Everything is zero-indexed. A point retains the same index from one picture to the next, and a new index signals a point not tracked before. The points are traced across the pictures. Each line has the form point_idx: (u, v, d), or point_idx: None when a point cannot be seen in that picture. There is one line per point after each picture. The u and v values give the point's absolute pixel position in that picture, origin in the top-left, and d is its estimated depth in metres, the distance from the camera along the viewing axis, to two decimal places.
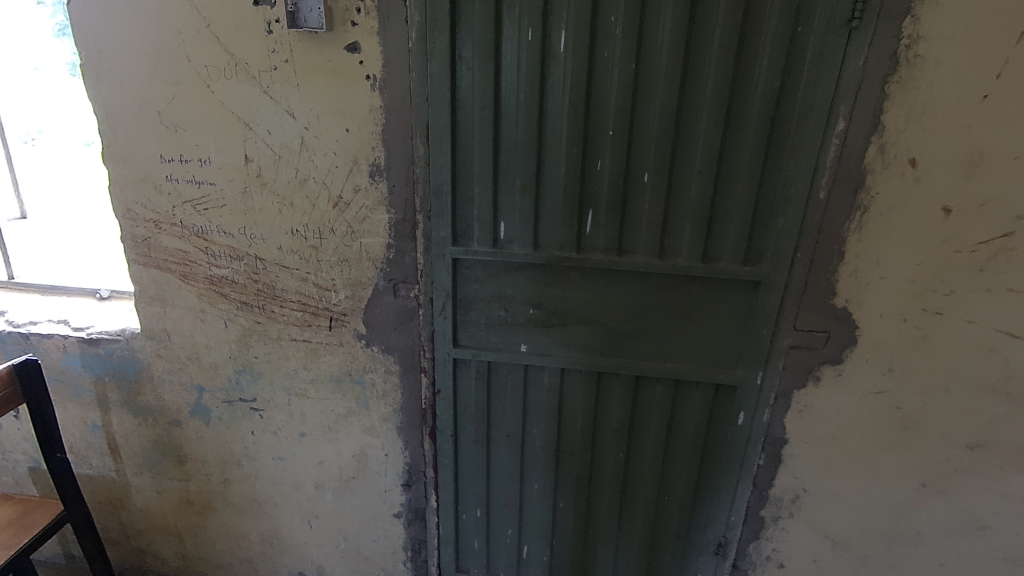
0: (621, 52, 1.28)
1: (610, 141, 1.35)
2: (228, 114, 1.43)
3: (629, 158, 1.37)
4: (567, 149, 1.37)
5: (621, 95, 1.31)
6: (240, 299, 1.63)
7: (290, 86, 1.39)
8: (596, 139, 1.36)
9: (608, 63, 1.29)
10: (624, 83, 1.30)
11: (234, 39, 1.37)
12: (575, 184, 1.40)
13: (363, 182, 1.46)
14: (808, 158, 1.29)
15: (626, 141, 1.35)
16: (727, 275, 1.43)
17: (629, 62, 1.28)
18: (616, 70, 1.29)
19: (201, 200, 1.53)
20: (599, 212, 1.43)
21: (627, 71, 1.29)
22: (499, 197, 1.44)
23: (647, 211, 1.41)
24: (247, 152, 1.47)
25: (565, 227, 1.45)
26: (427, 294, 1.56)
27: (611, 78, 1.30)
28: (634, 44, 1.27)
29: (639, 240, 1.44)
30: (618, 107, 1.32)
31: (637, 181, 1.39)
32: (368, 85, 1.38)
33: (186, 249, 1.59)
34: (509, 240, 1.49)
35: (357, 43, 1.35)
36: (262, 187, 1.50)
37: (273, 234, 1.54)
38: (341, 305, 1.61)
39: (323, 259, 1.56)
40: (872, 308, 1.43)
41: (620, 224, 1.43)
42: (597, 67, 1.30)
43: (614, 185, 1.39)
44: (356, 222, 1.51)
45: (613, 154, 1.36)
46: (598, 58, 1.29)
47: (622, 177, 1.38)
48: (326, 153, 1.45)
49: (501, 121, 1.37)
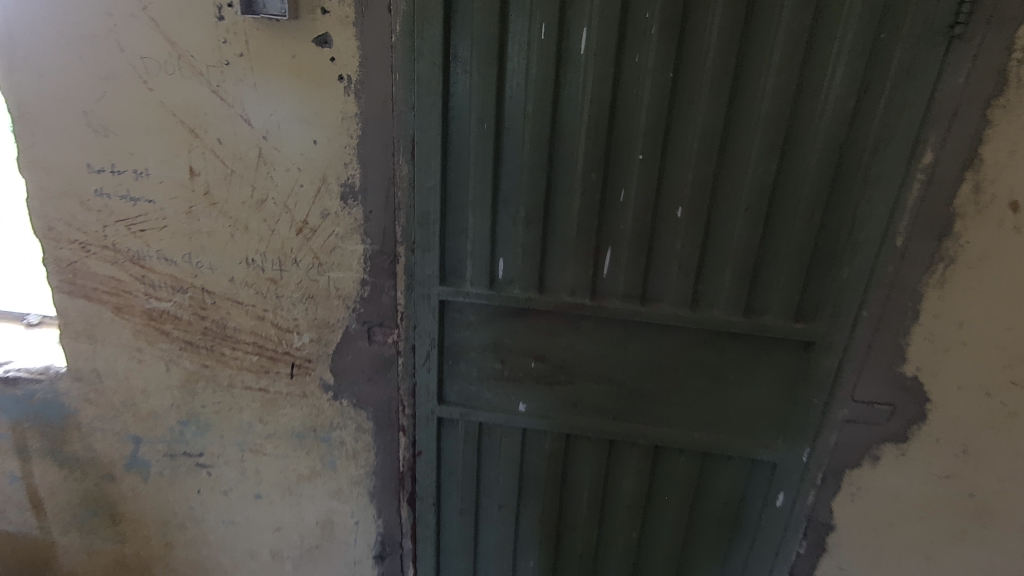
0: (656, 57, 1.02)
1: (638, 167, 1.10)
2: (170, 116, 1.17)
3: (660, 188, 1.11)
4: (584, 175, 1.11)
5: (653, 110, 1.06)
6: (185, 338, 1.36)
7: (245, 85, 1.13)
8: (619, 164, 1.10)
9: (639, 71, 1.04)
10: (658, 96, 1.04)
11: (176, 25, 1.10)
12: (591, 216, 1.14)
13: (333, 206, 1.20)
14: (885, 195, 1.04)
15: (657, 166, 1.09)
16: (773, 332, 1.17)
17: (665, 71, 1.03)
18: (649, 80, 1.04)
19: (137, 220, 1.26)
20: (619, 250, 1.17)
21: (663, 83, 1.04)
22: (499, 228, 1.18)
23: (680, 252, 1.15)
24: (193, 164, 1.20)
25: (578, 268, 1.19)
26: (409, 340, 1.30)
27: (642, 90, 1.05)
28: (673, 47, 1.01)
29: (667, 287, 1.19)
30: (648, 125, 1.06)
31: (668, 215, 1.13)
32: (340, 88, 1.11)
33: (119, 277, 1.32)
34: (508, 280, 1.23)
35: (327, 35, 1.08)
36: (211, 207, 1.23)
37: (224, 264, 1.28)
38: (305, 349, 1.34)
39: (283, 295, 1.29)
40: (949, 378, 1.17)
41: (646, 266, 1.17)
42: (625, 75, 1.05)
43: (640, 219, 1.13)
44: (324, 252, 1.24)
45: (641, 183, 1.11)
46: (626, 64, 1.04)
47: (650, 210, 1.12)
48: (288, 168, 1.18)
49: (503, 137, 1.11)
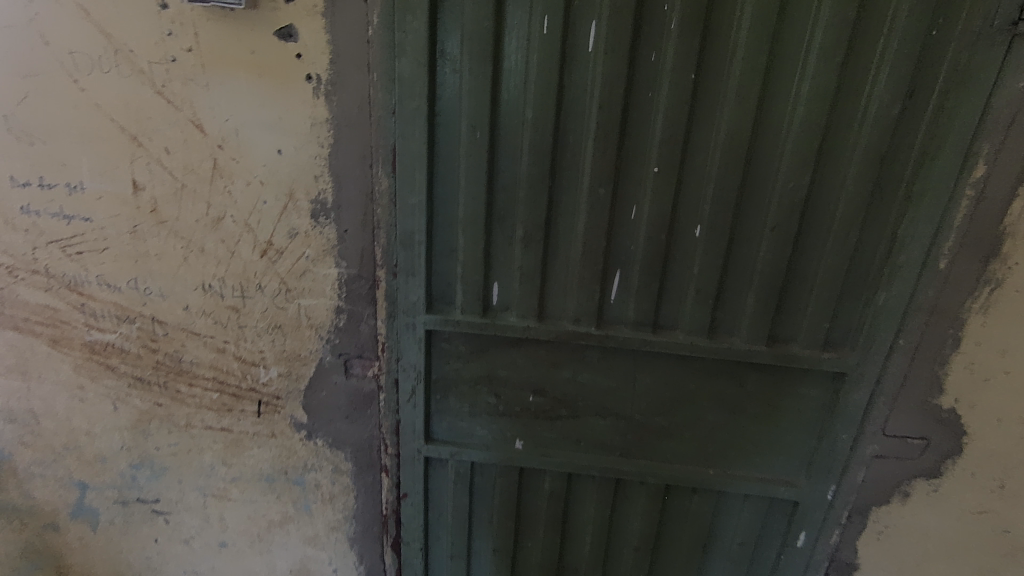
0: (676, 56, 0.89)
1: (652, 181, 0.96)
2: (107, 121, 1.00)
3: (677, 204, 0.98)
4: (591, 189, 0.97)
5: (671, 117, 0.92)
6: (134, 374, 1.19)
7: (195, 86, 0.96)
8: (631, 177, 0.97)
9: (656, 71, 0.90)
10: (676, 100, 0.91)
11: (109, 14, 0.93)
12: (598, 236, 1.01)
13: (302, 224, 1.04)
14: (931, 213, 0.93)
15: (674, 180, 0.96)
16: (800, 364, 1.05)
17: (685, 72, 0.89)
18: (667, 82, 0.90)
19: (72, 241, 1.08)
20: (630, 273, 1.04)
21: (683, 85, 0.90)
22: (493, 249, 1.04)
23: (698, 276, 1.02)
24: (136, 177, 1.03)
25: (583, 293, 1.05)
26: (391, 374, 1.15)
27: (659, 93, 0.91)
28: (696, 44, 0.88)
29: (683, 314, 1.06)
30: (665, 134, 0.93)
31: (685, 234, 1.00)
32: (308, 89, 0.95)
33: (54, 305, 1.14)
34: (504, 306, 1.09)
35: (292, 27, 0.92)
36: (160, 226, 1.06)
37: (177, 291, 1.11)
38: (273, 385, 1.18)
39: (246, 325, 1.13)
40: (990, 411, 1.06)
41: (659, 291, 1.04)
42: (639, 76, 0.91)
43: (653, 239, 1.00)
44: (293, 277, 1.09)
45: (655, 199, 0.97)
46: (641, 63, 0.90)
47: (665, 230, 0.99)
48: (248, 182, 1.02)
49: (498, 146, 0.97)
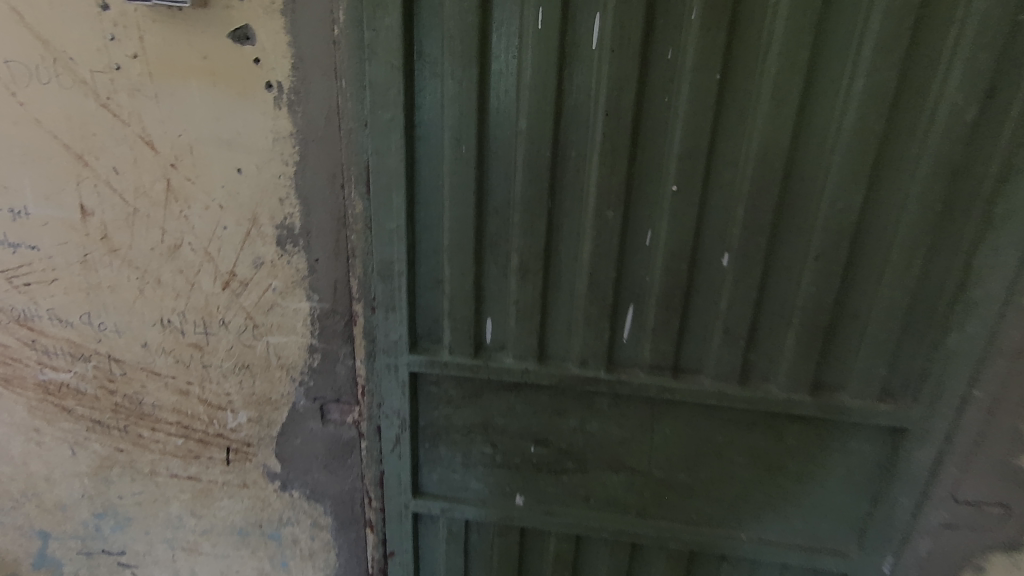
0: (697, 52, 0.74)
1: (670, 202, 0.81)
2: (49, 139, 0.89)
3: (700, 229, 0.82)
4: (597, 211, 0.82)
5: (693, 125, 0.77)
6: (92, 416, 1.07)
7: (143, 97, 0.84)
8: (644, 197, 0.82)
9: (673, 71, 0.75)
10: (699, 106, 0.76)
11: (46, 18, 0.82)
12: (607, 266, 0.85)
13: (268, 253, 0.91)
14: (1016, 239, 0.75)
15: (697, 200, 0.80)
16: (851, 416, 0.88)
17: (709, 71, 0.74)
18: (687, 83, 0.75)
19: (19, 272, 0.97)
20: (646, 309, 0.88)
21: (706, 87, 0.75)
22: (485, 281, 0.90)
23: (725, 312, 0.86)
24: (84, 200, 0.92)
25: (589, 332, 0.90)
26: (373, 421, 1.01)
27: (678, 97, 0.76)
28: (722, 36, 0.72)
29: (708, 355, 0.90)
30: (685, 145, 0.78)
31: (710, 263, 0.84)
32: (268, 99, 0.83)
33: (4, 342, 1.03)
34: (499, 345, 0.94)
35: (247, 28, 0.79)
36: (112, 255, 0.95)
37: (134, 326, 0.99)
38: (242, 431, 1.05)
39: (211, 364, 1.01)
40: None
41: (680, 329, 0.89)
42: (653, 78, 0.76)
43: (672, 270, 0.84)
44: (260, 312, 0.96)
45: (675, 223, 0.82)
46: (655, 62, 0.75)
47: (687, 259, 0.83)
48: (205, 205, 0.90)
49: (489, 161, 0.83)
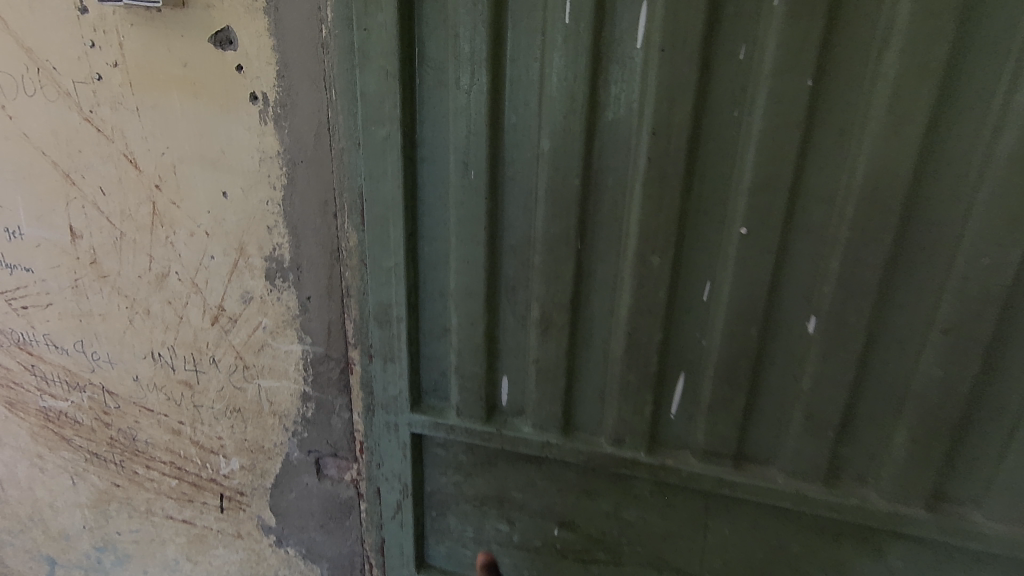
0: (780, 50, 0.54)
1: (735, 248, 0.61)
2: (37, 155, 0.82)
3: (777, 284, 0.62)
4: (638, 256, 0.64)
5: (771, 148, 0.57)
6: (89, 448, 1.01)
7: (125, 111, 0.76)
8: (701, 239, 0.63)
9: (745, 75, 0.56)
10: (780, 122, 0.56)
11: (29, 24, 0.75)
12: (650, 325, 0.67)
13: (256, 287, 0.80)
14: None
15: (774, 247, 0.60)
16: (987, 545, 0.64)
17: (796, 76, 0.54)
18: (764, 92, 0.56)
19: (16, 294, 0.92)
20: (700, 380, 0.69)
21: (791, 97, 0.55)
22: (500, 332, 0.74)
23: (811, 395, 0.64)
24: (73, 222, 0.84)
25: (626, 404, 0.71)
26: (372, 482, 0.87)
27: (750, 110, 0.57)
28: (817, 28, 0.53)
29: (783, 445, 0.69)
30: (758, 174, 0.58)
31: (790, 329, 0.63)
32: (252, 112, 0.71)
33: (7, 365, 0.99)
34: (516, 409, 0.78)
35: (229, 31, 0.68)
36: (102, 281, 0.87)
37: (125, 358, 0.91)
38: (235, 478, 0.95)
39: (201, 405, 0.91)
40: None
41: (746, 409, 0.68)
42: (717, 85, 0.57)
43: (736, 335, 0.64)
44: (250, 352, 0.85)
45: (742, 275, 0.62)
46: (720, 64, 0.57)
47: (757, 321, 0.63)
48: (191, 231, 0.79)
49: (504, 189, 0.67)
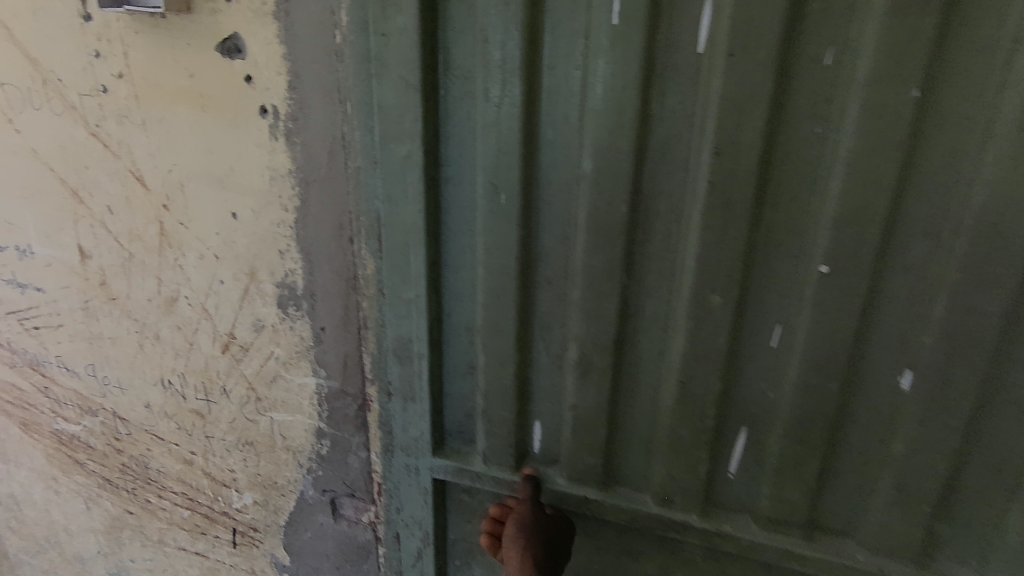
0: (879, 53, 0.44)
1: (812, 288, 0.51)
2: (45, 172, 0.77)
3: (863, 331, 0.52)
4: (695, 295, 0.55)
5: (862, 171, 0.47)
6: (102, 474, 0.97)
7: (132, 125, 0.70)
8: (772, 276, 0.53)
9: (833, 84, 0.47)
10: (876, 141, 0.46)
11: (33, 34, 0.70)
12: (705, 374, 0.57)
13: (268, 315, 0.74)
14: None
15: (861, 290, 0.50)
16: None
17: (898, 84, 0.44)
18: (857, 105, 0.46)
19: (28, 314, 0.88)
20: (765, 436, 0.59)
21: (892, 111, 0.45)
22: (532, 373, 0.65)
23: (901, 461, 0.54)
24: (81, 242, 0.80)
25: (677, 461, 0.62)
26: (389, 527, 0.80)
27: (837, 126, 0.47)
28: (928, 24, 0.43)
29: (865, 517, 0.58)
30: (846, 202, 0.48)
31: (878, 384, 0.53)
32: (263, 127, 0.65)
33: (21, 385, 0.96)
34: (549, 457, 0.69)
35: (237, 38, 0.62)
36: (111, 303, 0.82)
37: (135, 385, 0.86)
38: (248, 513, 0.89)
39: (213, 436, 0.85)
40: None
41: (821, 473, 0.58)
42: (797, 96, 0.48)
43: (812, 389, 0.54)
44: (261, 383, 0.79)
45: (819, 321, 0.52)
46: (801, 70, 0.47)
47: (838, 375, 0.53)
48: (200, 254, 0.74)
49: (540, 214, 0.58)
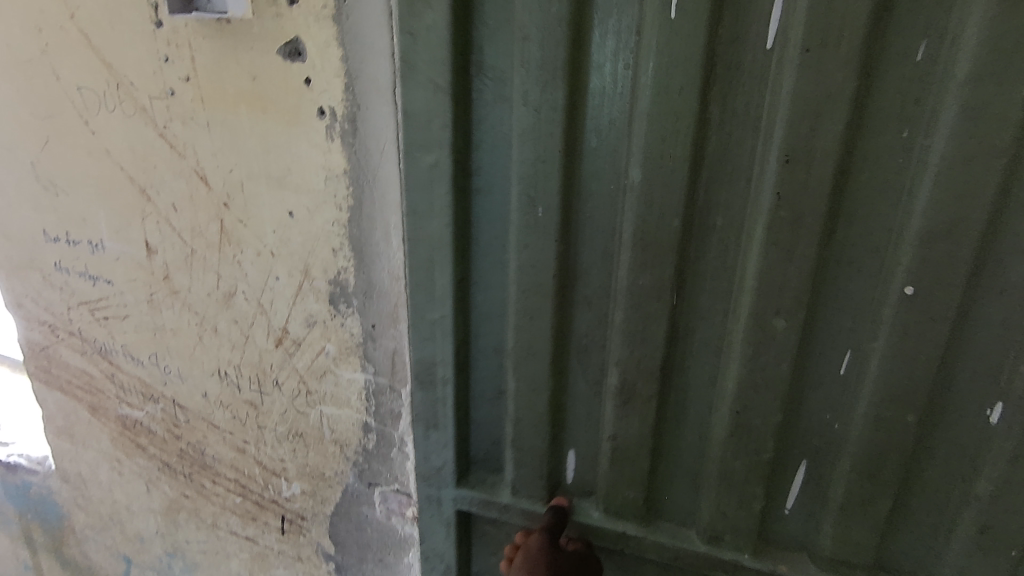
0: (979, 56, 0.42)
1: (892, 306, 0.49)
2: (117, 170, 0.82)
3: (949, 351, 0.49)
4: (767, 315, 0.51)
5: (955, 179, 0.44)
6: (162, 458, 1.02)
7: (196, 126, 0.73)
8: (843, 289, 0.51)
9: (923, 85, 0.45)
10: (972, 145, 0.43)
11: (108, 40, 0.74)
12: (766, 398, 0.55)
13: (320, 311, 0.76)
14: None
15: (948, 307, 0.47)
16: None
17: (1001, 84, 0.42)
18: (953, 107, 0.43)
19: (98, 305, 0.93)
20: (829, 457, 0.57)
21: (994, 116, 0.42)
22: (569, 398, 0.65)
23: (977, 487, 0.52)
24: (148, 238, 0.84)
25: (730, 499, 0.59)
26: None
27: (928, 131, 0.45)
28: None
29: (939, 548, 0.55)
30: (934, 216, 0.46)
31: (959, 409, 0.51)
32: (320, 129, 0.66)
33: (90, 371, 1.01)
34: (585, 484, 0.69)
35: (298, 42, 0.64)
36: (173, 297, 0.86)
37: (194, 374, 0.90)
38: (296, 502, 0.92)
39: (265, 427, 0.88)
40: None
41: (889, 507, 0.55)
42: (882, 96, 0.46)
43: (887, 412, 0.52)
44: (312, 377, 0.81)
45: (899, 336, 0.49)
46: (887, 69, 0.45)
47: (917, 393, 0.50)
48: (257, 251, 0.76)
49: (593, 228, 0.57)
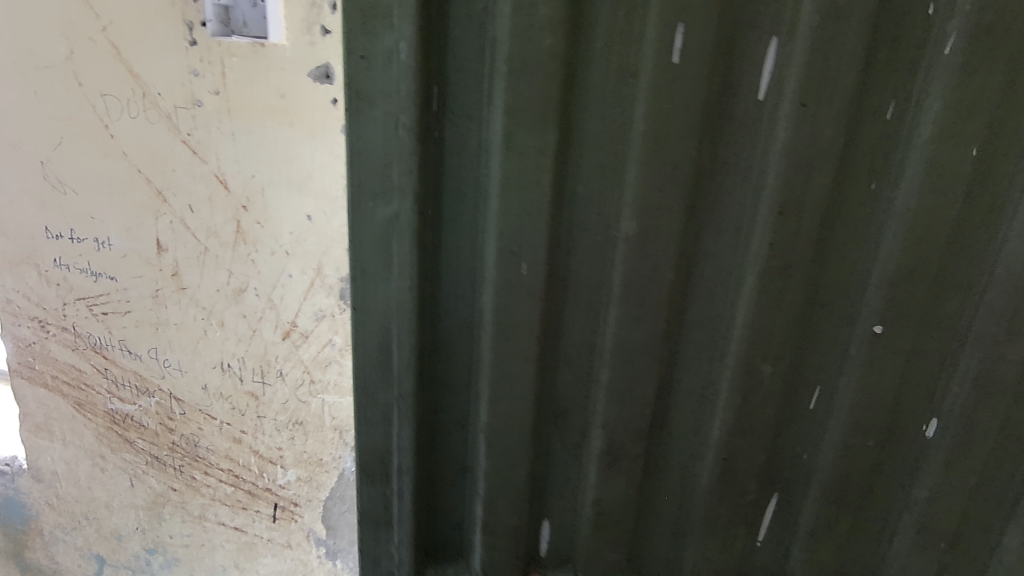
0: (936, 131, 0.49)
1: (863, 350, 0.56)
2: (134, 172, 0.87)
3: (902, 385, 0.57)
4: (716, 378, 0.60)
5: (917, 234, 0.52)
6: (151, 451, 1.05)
7: (220, 134, 0.80)
8: (815, 333, 0.56)
9: (890, 142, 0.51)
10: (928, 200, 0.51)
11: (138, 52, 0.80)
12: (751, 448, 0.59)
13: (329, 305, 0.84)
14: None
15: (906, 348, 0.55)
16: None
17: (957, 146, 0.49)
18: (915, 166, 0.50)
19: (99, 300, 0.97)
20: (805, 476, 0.62)
21: (945, 181, 0.50)
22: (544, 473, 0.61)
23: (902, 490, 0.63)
24: (160, 236, 0.89)
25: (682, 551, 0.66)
26: None
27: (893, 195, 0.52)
28: (981, 115, 0.49)
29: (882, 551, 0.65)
30: (900, 261, 0.53)
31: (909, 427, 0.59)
32: (344, 143, 0.76)
33: (81, 366, 1.04)
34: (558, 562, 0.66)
35: (329, 66, 0.73)
36: (181, 292, 0.91)
37: (195, 366, 0.95)
38: (291, 489, 0.98)
39: (265, 416, 0.94)
40: None
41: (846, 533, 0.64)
42: (859, 151, 0.51)
43: (855, 433, 0.59)
44: (317, 368, 0.88)
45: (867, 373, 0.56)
46: (864, 124, 0.50)
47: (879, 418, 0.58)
48: (272, 251, 0.84)
49: (564, 280, 0.55)
